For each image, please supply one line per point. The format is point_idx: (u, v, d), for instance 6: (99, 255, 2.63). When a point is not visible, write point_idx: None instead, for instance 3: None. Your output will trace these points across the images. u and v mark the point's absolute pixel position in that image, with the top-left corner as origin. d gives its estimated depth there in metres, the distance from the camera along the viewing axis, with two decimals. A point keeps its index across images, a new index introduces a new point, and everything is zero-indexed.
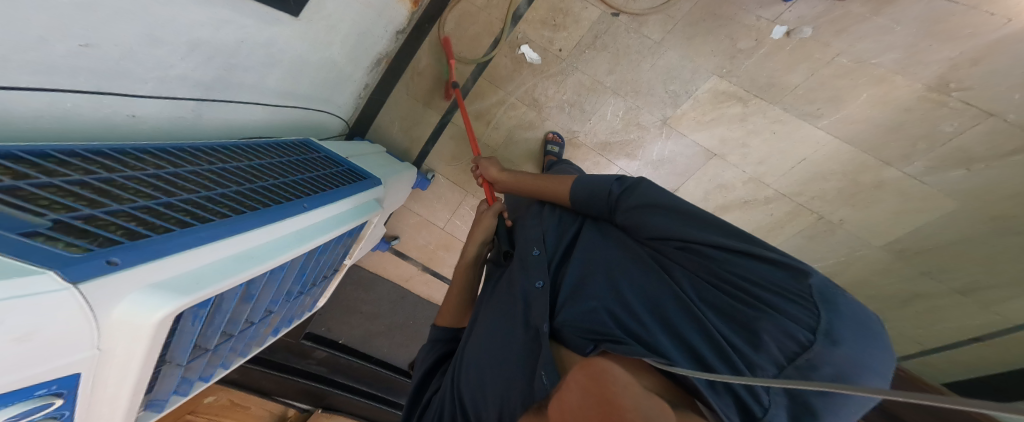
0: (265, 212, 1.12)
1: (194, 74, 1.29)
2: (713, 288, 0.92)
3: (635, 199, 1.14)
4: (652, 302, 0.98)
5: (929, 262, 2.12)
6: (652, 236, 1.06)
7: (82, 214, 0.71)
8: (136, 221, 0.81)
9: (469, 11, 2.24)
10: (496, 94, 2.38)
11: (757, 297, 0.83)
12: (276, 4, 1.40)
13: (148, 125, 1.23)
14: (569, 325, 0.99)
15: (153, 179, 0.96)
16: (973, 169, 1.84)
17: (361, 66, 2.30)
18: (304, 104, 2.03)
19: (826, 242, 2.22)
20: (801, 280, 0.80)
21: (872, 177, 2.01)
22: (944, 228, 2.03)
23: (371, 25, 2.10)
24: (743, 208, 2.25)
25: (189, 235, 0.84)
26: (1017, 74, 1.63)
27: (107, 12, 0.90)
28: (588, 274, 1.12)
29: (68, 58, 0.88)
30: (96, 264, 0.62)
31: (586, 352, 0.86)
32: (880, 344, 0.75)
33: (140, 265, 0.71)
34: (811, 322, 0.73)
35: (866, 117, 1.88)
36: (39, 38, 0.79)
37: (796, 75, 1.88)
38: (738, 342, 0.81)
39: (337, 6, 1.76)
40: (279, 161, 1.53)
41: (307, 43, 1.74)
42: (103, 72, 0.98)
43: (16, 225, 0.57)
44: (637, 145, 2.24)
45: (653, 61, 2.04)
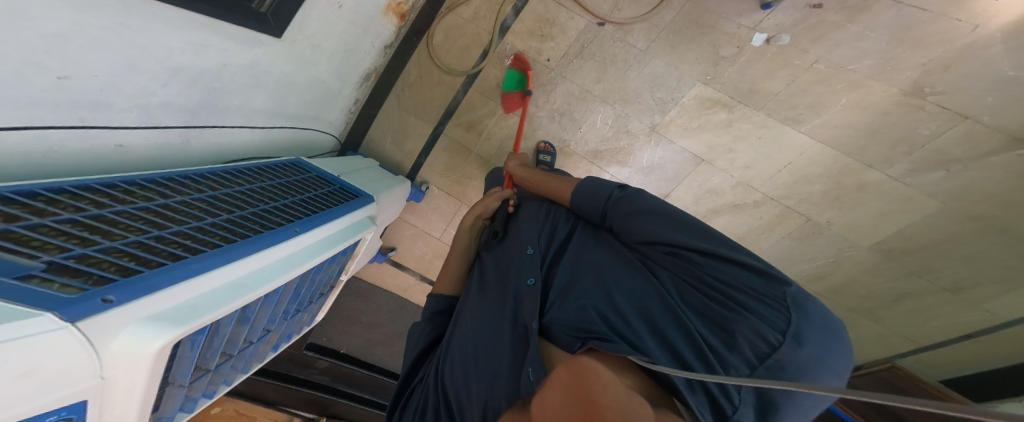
0: (261, 238, 1.11)
1: (178, 100, 1.28)
2: (695, 290, 0.94)
3: (625, 204, 1.14)
4: (638, 305, 0.98)
5: (915, 261, 2.16)
6: (639, 240, 1.07)
7: (76, 253, 0.70)
8: (130, 257, 0.80)
9: (457, 24, 2.28)
10: (487, 104, 2.44)
11: (736, 300, 0.85)
12: (255, 24, 1.39)
13: (136, 154, 1.22)
14: (558, 324, 1.00)
15: (144, 212, 0.92)
16: (952, 170, 1.90)
17: (350, 82, 2.29)
18: (292, 122, 2.01)
19: (813, 244, 2.24)
20: (777, 286, 0.81)
21: (855, 179, 2.04)
22: (929, 228, 2.07)
23: (358, 41, 2.10)
24: (733, 212, 2.27)
25: (179, 268, 0.83)
26: (986, 79, 1.69)
27: (84, 42, 0.89)
28: (577, 276, 1.13)
29: (48, 91, 0.88)
30: (90, 305, 0.64)
31: (573, 350, 0.87)
32: (845, 349, 0.79)
33: (133, 302, 0.72)
34: (781, 326, 0.76)
35: (847, 121, 1.92)
36: (15, 73, 0.79)
37: (777, 82, 1.92)
38: (715, 344, 0.83)
39: (320, 25, 1.77)
40: (275, 183, 1.50)
41: (291, 62, 1.73)
42: (86, 103, 0.98)
43: (13, 268, 0.59)
44: (627, 152, 2.26)
45: (639, 69, 2.07)
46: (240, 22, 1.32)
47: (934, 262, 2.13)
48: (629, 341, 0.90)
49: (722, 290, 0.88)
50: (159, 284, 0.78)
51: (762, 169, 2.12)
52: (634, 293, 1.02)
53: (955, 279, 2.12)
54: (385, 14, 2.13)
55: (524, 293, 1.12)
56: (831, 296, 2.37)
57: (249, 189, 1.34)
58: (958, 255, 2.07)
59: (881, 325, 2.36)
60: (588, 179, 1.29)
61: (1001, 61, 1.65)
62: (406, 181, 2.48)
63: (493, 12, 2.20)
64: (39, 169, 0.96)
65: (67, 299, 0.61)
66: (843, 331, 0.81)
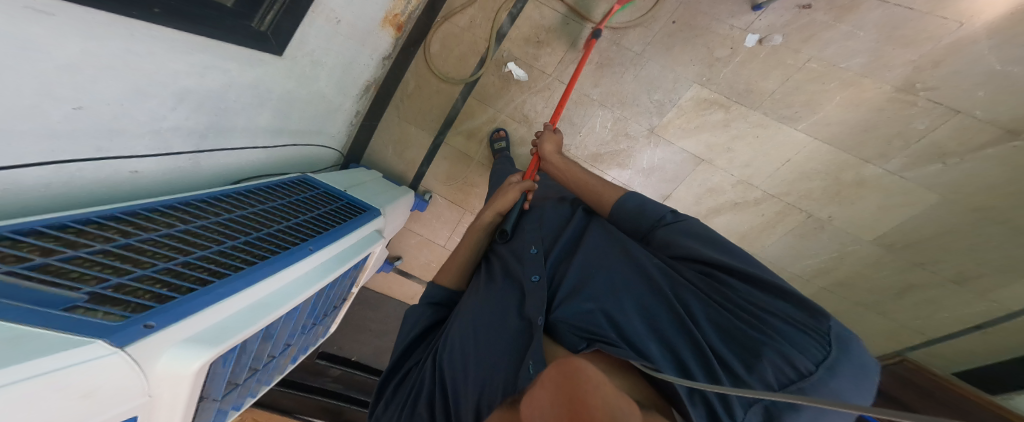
0: (275, 259, 1.15)
1: (188, 124, 1.33)
2: (722, 308, 0.96)
3: (671, 225, 1.17)
4: (650, 313, 1.01)
5: (920, 254, 2.16)
6: (678, 255, 1.10)
7: (111, 283, 0.75)
8: (163, 284, 0.86)
9: (453, 33, 2.34)
10: (485, 112, 2.48)
11: (768, 322, 0.86)
12: (257, 44, 1.44)
13: (150, 180, 1.26)
14: (564, 322, 1.03)
15: (169, 239, 0.97)
16: (949, 163, 1.92)
17: (350, 95, 2.34)
18: (295, 138, 2.05)
19: (816, 240, 2.25)
20: (819, 318, 0.84)
21: (853, 174, 2.06)
22: (931, 221, 2.07)
23: (356, 55, 2.16)
24: (734, 210, 2.29)
25: (207, 294, 0.88)
26: (975, 74, 1.73)
27: (95, 69, 0.94)
28: (593, 276, 1.14)
29: (66, 122, 0.93)
30: (133, 331, 0.69)
31: (580, 350, 0.90)
32: (873, 387, 0.79)
33: (174, 326, 0.77)
34: (819, 356, 0.77)
35: (842, 118, 1.95)
36: (33, 105, 0.83)
37: (771, 81, 1.95)
38: (727, 357, 0.85)
39: (319, 42, 1.82)
40: (287, 202, 1.55)
41: (292, 79, 1.79)
42: (101, 132, 1.02)
43: (57, 302, 0.63)
44: (627, 155, 2.29)
45: (635, 72, 2.11)
46: (240, 42, 1.36)
47: (937, 254, 2.13)
48: (637, 344, 0.92)
49: (757, 312, 0.90)
50: (190, 307, 0.83)
51: (761, 166, 2.14)
52: (651, 303, 1.03)
53: (959, 270, 2.13)
54: (383, 26, 2.21)
55: (532, 288, 1.14)
56: (837, 290, 2.36)
57: (264, 209, 1.38)
58: (960, 247, 2.08)
59: (889, 319, 2.35)
60: (636, 196, 1.30)
61: (988, 56, 1.70)
62: (409, 190, 2.53)
63: (489, 20, 2.27)
64: (58, 200, 1.00)
65: (113, 328, 0.67)
66: (877, 374, 0.82)
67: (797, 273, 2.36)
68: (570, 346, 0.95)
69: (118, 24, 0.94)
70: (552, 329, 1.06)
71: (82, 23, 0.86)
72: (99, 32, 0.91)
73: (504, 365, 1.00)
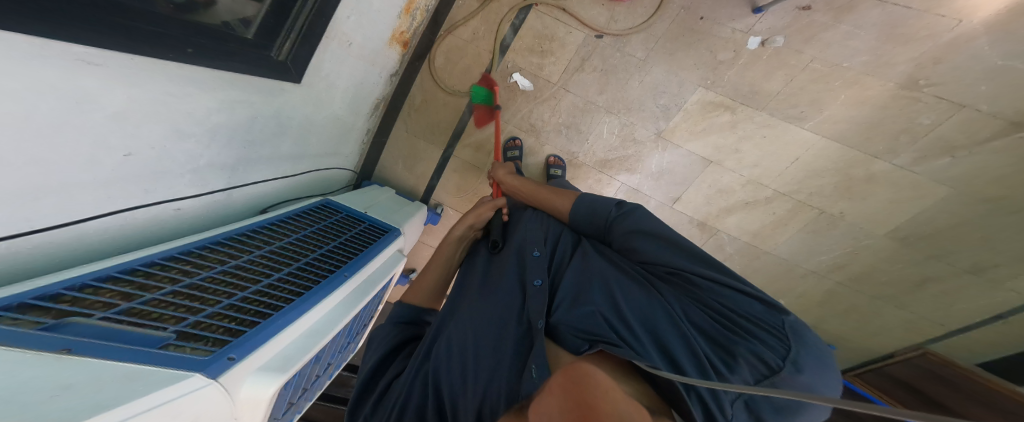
0: (319, 288, 1.26)
1: (220, 159, 1.42)
2: (699, 310, 1.11)
3: (631, 225, 1.31)
4: (643, 315, 1.12)
5: (935, 246, 2.15)
6: (647, 259, 1.24)
7: (190, 321, 0.86)
8: (229, 319, 0.97)
9: (457, 45, 2.37)
10: (494, 123, 2.47)
11: (739, 323, 1.02)
12: (277, 74, 1.53)
13: (190, 216, 1.35)
14: (563, 323, 1.13)
15: (225, 275, 1.08)
16: (957, 156, 1.94)
17: (361, 114, 2.43)
18: (313, 162, 2.15)
19: (828, 236, 2.26)
20: (776, 314, 1.01)
21: (863, 170, 2.08)
22: (944, 213, 2.07)
23: (365, 75, 2.23)
24: (745, 209, 2.31)
25: (272, 325, 1.01)
26: (976, 69, 1.77)
27: (143, 116, 1.03)
28: (584, 282, 1.26)
29: (117, 169, 1.02)
30: (220, 364, 0.80)
31: (582, 351, 0.99)
32: (830, 374, 0.96)
33: (249, 357, 0.88)
34: (784, 351, 0.93)
35: (848, 116, 1.98)
36: (89, 156, 0.92)
37: (775, 83, 1.99)
38: (716, 361, 0.98)
39: (333, 67, 1.92)
40: (318, 228, 1.65)
41: (309, 105, 1.88)
42: (148, 175, 1.12)
43: (153, 341, 0.75)
44: (635, 159, 2.33)
45: (640, 78, 2.15)
46: (262, 75, 1.44)
47: (953, 246, 2.13)
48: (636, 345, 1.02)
49: (728, 311, 1.05)
50: (257, 339, 0.94)
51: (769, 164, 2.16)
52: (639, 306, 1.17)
53: (976, 261, 2.13)
54: (390, 44, 2.25)
55: (533, 293, 1.25)
56: (853, 285, 2.35)
57: (299, 238, 1.49)
58: (976, 239, 2.08)
59: (909, 312, 2.33)
60: (597, 198, 1.47)
61: (988, 52, 1.74)
62: (422, 205, 2.62)
63: (492, 32, 2.29)
64: (114, 243, 1.10)
65: (200, 362, 0.77)
66: (834, 365, 0.98)
67: (811, 269, 2.37)
68: (573, 347, 1.04)
69: (160, 69, 1.03)
70: (552, 332, 1.15)
71: (127, 69, 0.94)
72: (142, 78, 0.99)
73: (505, 369, 1.06)
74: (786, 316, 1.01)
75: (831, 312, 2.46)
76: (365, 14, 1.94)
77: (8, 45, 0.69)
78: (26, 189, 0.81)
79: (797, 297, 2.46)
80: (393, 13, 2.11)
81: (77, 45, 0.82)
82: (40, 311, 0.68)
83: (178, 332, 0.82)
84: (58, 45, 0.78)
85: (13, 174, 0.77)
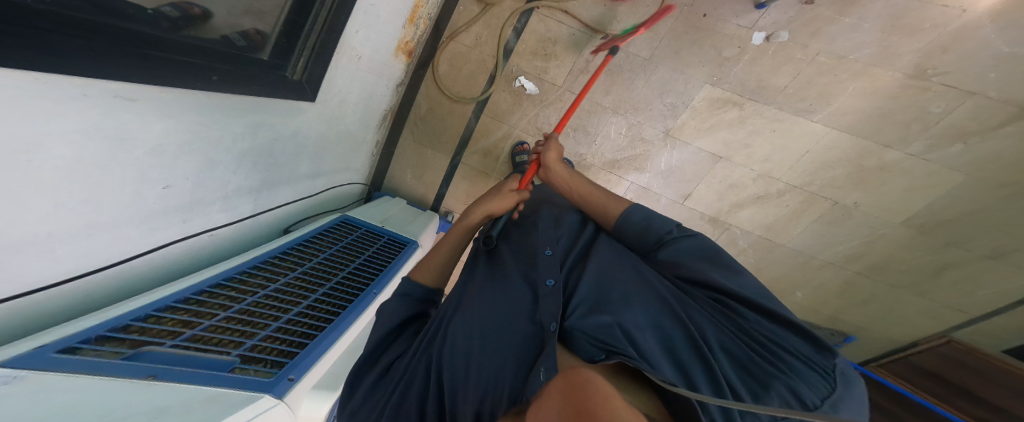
0: (346, 313, 1.56)
1: (244, 182, 1.53)
2: (732, 334, 1.06)
3: (677, 245, 1.28)
4: (665, 333, 1.08)
5: (952, 233, 2.14)
6: (688, 277, 1.20)
7: (246, 345, 1.19)
8: (279, 340, 1.30)
9: (460, 51, 2.39)
10: (501, 128, 2.54)
11: (780, 356, 0.99)
12: (295, 94, 1.59)
13: (226, 240, 1.54)
14: (579, 330, 1.07)
15: (266, 299, 1.41)
16: (970, 143, 1.93)
17: (370, 126, 2.49)
18: (328, 177, 2.23)
19: (843, 227, 2.25)
20: (824, 356, 1.00)
21: (875, 160, 2.07)
22: (960, 200, 2.06)
23: (374, 87, 2.28)
24: (757, 203, 2.31)
25: (319, 344, 1.36)
26: (984, 57, 1.78)
27: (177, 148, 1.13)
28: (610, 289, 1.20)
29: (159, 200, 1.15)
30: (282, 385, 1.12)
31: (597, 360, 0.95)
32: (856, 420, 0.95)
33: (305, 377, 1.20)
34: (824, 393, 0.92)
35: (856, 108, 1.99)
36: (133, 190, 1.05)
37: (782, 77, 2.00)
38: (738, 386, 0.95)
39: (345, 83, 1.98)
40: (339, 248, 1.95)
41: (324, 121, 1.94)
42: (184, 206, 1.26)
43: (224, 366, 1.07)
44: (645, 159, 2.34)
45: (646, 77, 2.15)
46: (282, 97, 1.51)
47: (971, 232, 2.11)
48: (655, 361, 0.98)
49: (765, 342, 1.03)
50: (308, 361, 1.27)
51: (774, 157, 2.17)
52: (665, 320, 1.11)
53: (996, 246, 2.11)
54: (395, 54, 2.29)
55: (546, 297, 1.20)
56: (870, 275, 2.34)
57: (325, 259, 1.81)
58: (994, 224, 2.06)
59: (929, 300, 2.31)
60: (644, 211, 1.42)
61: (995, 40, 1.76)
62: (434, 214, 2.71)
63: (495, 36, 2.30)
64: (168, 270, 1.32)
65: (267, 383, 1.10)
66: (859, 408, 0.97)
67: (826, 261, 2.36)
68: (585, 355, 1.01)
69: (188, 98, 1.10)
70: (564, 337, 1.11)
71: (161, 103, 1.02)
72: (174, 110, 1.07)
73: (509, 371, 1.06)
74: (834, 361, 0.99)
75: (849, 303, 2.44)
76: (372, 28, 1.98)
77: (52, 86, 0.77)
78: (78, 226, 0.94)
79: (814, 288, 2.45)
80: (398, 23, 2.15)
81: (113, 82, 0.88)
82: (114, 341, 0.99)
83: (240, 356, 1.14)
84: (98, 84, 0.85)
85: (65, 215, 0.90)
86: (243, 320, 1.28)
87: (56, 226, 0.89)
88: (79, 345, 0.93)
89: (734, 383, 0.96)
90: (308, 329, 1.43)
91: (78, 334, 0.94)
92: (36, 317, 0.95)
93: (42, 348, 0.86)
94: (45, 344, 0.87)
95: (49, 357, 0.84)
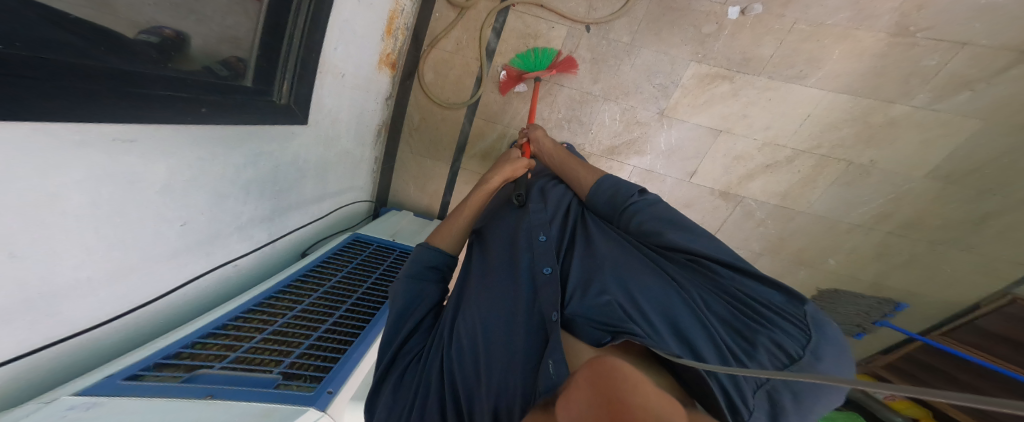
0: (375, 323, 1.52)
1: (257, 209, 1.53)
2: (718, 296, 1.24)
3: (648, 215, 1.45)
4: (664, 309, 1.21)
5: (983, 181, 2.01)
6: (670, 248, 1.35)
7: (286, 364, 1.18)
8: (316, 356, 1.26)
9: (443, 58, 2.45)
10: (495, 129, 2.54)
11: (751, 307, 1.17)
12: (285, 118, 1.54)
13: (251, 269, 1.59)
14: (581, 318, 1.20)
15: (295, 319, 1.39)
16: (977, 89, 1.89)
17: (367, 144, 2.48)
18: (335, 199, 2.23)
19: (861, 188, 2.15)
20: (796, 305, 1.14)
21: (881, 116, 2.01)
22: (982, 146, 1.96)
23: (365, 101, 2.28)
24: (767, 173, 2.22)
25: (351, 357, 1.29)
26: (967, 6, 1.78)
27: (185, 186, 1.14)
28: (605, 272, 1.34)
29: (180, 237, 1.17)
30: (322, 398, 1.07)
31: (600, 343, 1.08)
32: (845, 363, 1.08)
33: (343, 389, 1.15)
34: (793, 331, 1.08)
35: (848, 69, 1.97)
36: (153, 230, 1.06)
37: (766, 47, 2.00)
38: (736, 348, 1.09)
39: (333, 101, 1.94)
40: (357, 264, 1.90)
41: (320, 144, 1.91)
42: (205, 240, 1.27)
43: (268, 383, 1.07)
44: (643, 141, 2.29)
45: (631, 61, 2.16)
46: (276, 121, 1.49)
47: (1004, 177, 1.98)
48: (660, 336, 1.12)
49: (739, 297, 1.20)
50: (343, 373, 1.22)
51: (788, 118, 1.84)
52: (661, 296, 1.25)
53: None
54: (379, 68, 2.31)
55: (543, 287, 1.29)
56: (902, 234, 2.19)
57: (346, 276, 1.77)
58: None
59: (975, 256, 2.13)
60: (614, 185, 1.60)
61: None
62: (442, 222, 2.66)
63: (475, 39, 2.36)
64: (189, 308, 1.32)
65: (308, 396, 1.06)
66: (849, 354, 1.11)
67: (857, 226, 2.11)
68: (590, 337, 1.13)
69: (184, 134, 1.07)
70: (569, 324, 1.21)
71: (161, 141, 1.00)
72: (175, 147, 1.06)
73: (521, 364, 1.11)
74: (806, 307, 1.14)
75: (888, 266, 2.28)
76: (352, 43, 1.95)
77: (48, 134, 0.76)
78: (110, 270, 0.98)
79: (846, 255, 2.31)
80: (377, 37, 2.17)
81: (112, 125, 0.87)
82: (172, 367, 1.07)
83: (281, 373, 1.13)
84: (95, 129, 0.84)
85: (99, 259, 0.94)
86: (277, 341, 1.28)
87: (94, 271, 0.94)
88: (141, 372, 1.00)
89: (730, 344, 1.11)
90: (341, 343, 1.38)
91: (137, 364, 1.01)
92: (94, 356, 1.03)
93: (111, 378, 0.95)
94: (110, 374, 0.96)
95: (116, 385, 0.94)
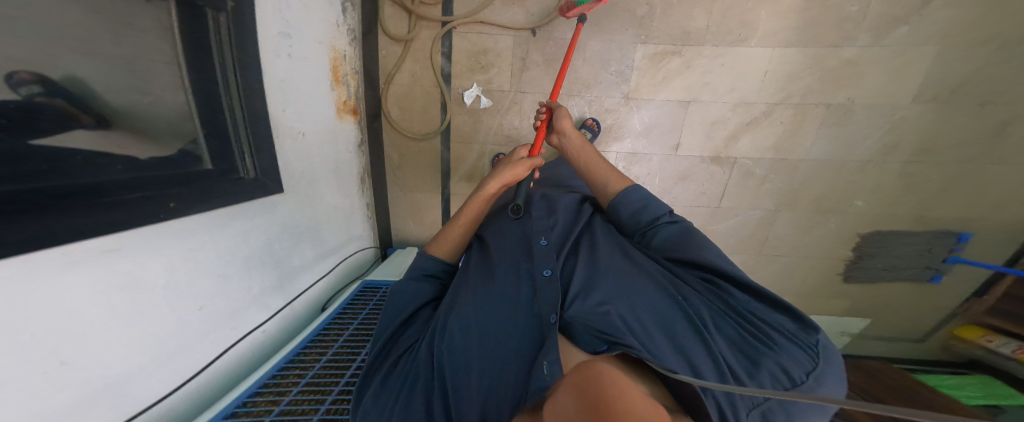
0: None
1: (266, 276, 1.47)
2: (723, 310, 1.00)
3: (666, 233, 1.15)
4: (658, 317, 0.99)
5: (982, 93, 1.90)
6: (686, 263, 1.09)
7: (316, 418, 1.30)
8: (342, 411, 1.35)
9: (403, 92, 2.29)
10: (472, 150, 2.38)
11: (765, 332, 0.95)
12: (263, 191, 1.39)
13: (277, 332, 1.58)
14: (580, 320, 0.95)
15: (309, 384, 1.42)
16: (914, 20, 1.83)
17: (354, 194, 2.25)
18: (340, 253, 2.10)
19: (851, 132, 2.04)
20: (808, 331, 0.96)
21: (835, 60, 1.93)
22: (952, 66, 1.87)
23: (337, 155, 2.04)
24: (750, 131, 2.10)
25: None
26: None
27: (190, 277, 1.11)
28: (604, 276, 1.05)
29: (197, 322, 1.15)
30: None
31: (598, 347, 0.88)
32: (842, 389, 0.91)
33: None
34: (810, 365, 0.88)
35: (783, 26, 1.91)
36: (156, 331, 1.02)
37: (698, 18, 1.96)
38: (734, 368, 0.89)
39: (302, 163, 1.71)
40: (361, 319, 1.81)
41: (304, 205, 1.72)
42: (214, 323, 1.22)
43: None
44: (619, 125, 2.18)
45: (581, 55, 2.08)
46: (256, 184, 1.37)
47: (1000, 85, 1.88)
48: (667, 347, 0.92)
49: (755, 322, 0.97)
50: None
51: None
52: (662, 303, 1.01)
53: None
54: (340, 115, 2.05)
55: (543, 289, 1.03)
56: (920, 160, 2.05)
57: (352, 333, 1.71)
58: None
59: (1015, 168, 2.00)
60: (641, 201, 1.20)
61: None
62: None
63: (428, 67, 2.22)
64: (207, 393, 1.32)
65: None
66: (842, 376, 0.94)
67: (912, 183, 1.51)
68: (589, 344, 0.90)
69: (169, 231, 1.03)
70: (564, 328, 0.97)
71: (148, 239, 0.97)
72: (164, 244, 1.02)
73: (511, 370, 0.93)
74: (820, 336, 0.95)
75: (926, 196, 2.12)
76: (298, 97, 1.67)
77: (35, 260, 0.75)
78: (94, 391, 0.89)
79: (873, 193, 2.15)
80: (326, 85, 1.89)
81: (96, 238, 0.85)
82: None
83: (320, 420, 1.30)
84: (78, 245, 0.82)
85: (88, 373, 0.86)
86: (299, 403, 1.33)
87: (71, 394, 0.84)
88: None
89: (732, 365, 0.90)
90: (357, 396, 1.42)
91: None
92: None
93: None
94: None
95: None
